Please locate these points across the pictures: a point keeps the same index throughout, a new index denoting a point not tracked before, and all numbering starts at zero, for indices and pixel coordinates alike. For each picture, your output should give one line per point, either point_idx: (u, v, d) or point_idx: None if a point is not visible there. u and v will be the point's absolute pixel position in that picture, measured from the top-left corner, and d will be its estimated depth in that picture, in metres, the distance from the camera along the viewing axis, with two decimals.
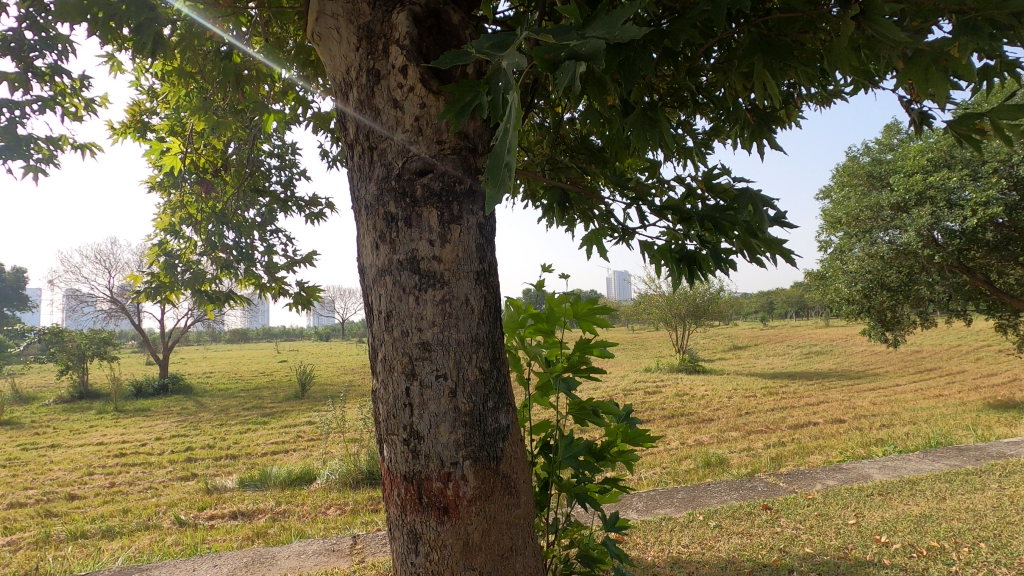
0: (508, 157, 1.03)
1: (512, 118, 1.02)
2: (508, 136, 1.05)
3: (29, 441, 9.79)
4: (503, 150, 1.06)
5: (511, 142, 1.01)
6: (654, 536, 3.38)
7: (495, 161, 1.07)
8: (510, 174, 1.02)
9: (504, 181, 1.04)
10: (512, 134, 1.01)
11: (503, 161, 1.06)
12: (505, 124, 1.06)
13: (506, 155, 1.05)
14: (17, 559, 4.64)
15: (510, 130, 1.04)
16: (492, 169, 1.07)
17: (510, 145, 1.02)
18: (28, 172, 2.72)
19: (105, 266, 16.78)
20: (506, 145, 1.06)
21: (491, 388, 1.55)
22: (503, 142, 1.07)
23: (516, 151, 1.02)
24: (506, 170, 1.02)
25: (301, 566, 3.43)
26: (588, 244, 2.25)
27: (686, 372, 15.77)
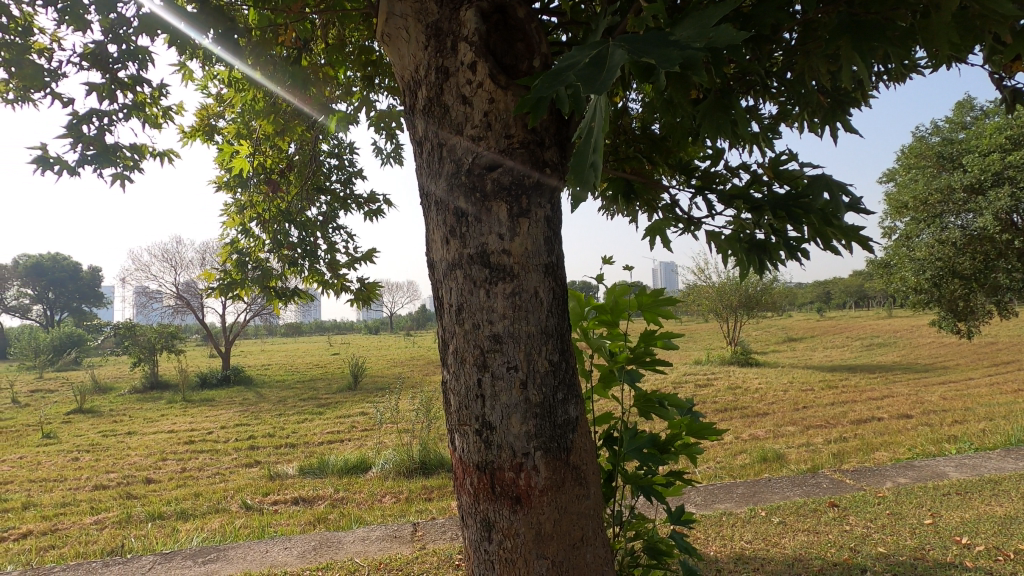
0: (594, 157, 1.10)
1: (600, 119, 1.07)
2: (594, 136, 1.11)
3: (108, 428, 10.50)
4: (588, 151, 1.13)
5: (598, 143, 1.07)
6: (714, 531, 3.33)
7: (580, 159, 1.13)
8: (594, 175, 1.08)
9: (588, 180, 1.11)
10: (600, 134, 1.06)
11: (587, 160, 1.13)
12: (591, 124, 1.12)
13: (591, 155, 1.11)
14: (103, 536, 5.01)
15: (596, 132, 1.10)
16: (576, 167, 1.13)
17: (596, 147, 1.08)
18: (116, 180, 2.92)
19: (172, 265, 17.75)
20: (590, 145, 1.13)
21: (560, 379, 1.56)
22: (588, 141, 1.14)
23: (601, 152, 1.08)
24: (592, 169, 1.09)
25: (365, 552, 3.56)
26: (650, 235, 2.21)
27: (739, 365, 15.36)
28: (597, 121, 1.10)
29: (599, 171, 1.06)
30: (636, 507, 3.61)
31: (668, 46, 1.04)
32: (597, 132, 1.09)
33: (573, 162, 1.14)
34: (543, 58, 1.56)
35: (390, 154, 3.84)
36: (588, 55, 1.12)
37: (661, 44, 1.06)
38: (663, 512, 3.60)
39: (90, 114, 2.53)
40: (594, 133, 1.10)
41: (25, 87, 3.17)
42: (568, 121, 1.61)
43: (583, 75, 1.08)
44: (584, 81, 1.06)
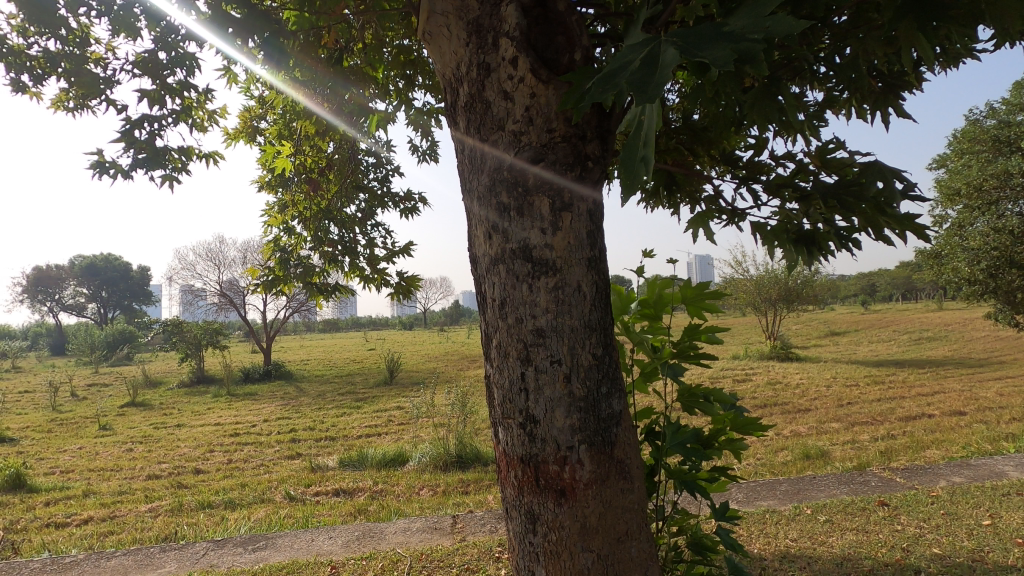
0: (644, 152, 1.11)
1: (652, 117, 1.08)
2: (643, 131, 1.13)
3: (159, 420, 10.98)
4: (638, 145, 1.14)
5: (650, 137, 1.08)
6: (758, 528, 3.27)
7: (628, 153, 1.15)
8: (645, 169, 1.10)
9: (637, 174, 1.12)
10: (652, 128, 1.08)
11: (636, 155, 1.14)
12: (641, 118, 1.13)
13: (641, 149, 1.13)
14: (158, 523, 5.26)
15: (647, 126, 1.12)
16: (626, 161, 1.15)
17: (648, 143, 1.09)
18: (165, 181, 3.04)
19: (215, 263, 18.38)
20: (639, 139, 1.14)
21: (604, 373, 1.56)
22: (638, 133, 1.15)
23: (653, 148, 1.09)
24: (642, 164, 1.10)
25: (407, 542, 3.63)
26: (693, 227, 2.17)
27: (778, 359, 14.98)
28: (647, 117, 1.12)
29: (650, 165, 1.08)
30: (679, 502, 3.59)
31: (721, 44, 1.03)
32: (648, 127, 1.11)
33: (621, 154, 1.16)
34: (584, 51, 1.56)
35: (427, 151, 3.88)
36: (638, 54, 1.10)
37: (716, 39, 1.05)
38: (708, 507, 3.57)
39: (142, 119, 2.64)
40: (644, 128, 1.12)
41: (82, 96, 3.34)
42: (609, 114, 1.60)
43: (634, 75, 1.07)
44: (636, 81, 1.06)
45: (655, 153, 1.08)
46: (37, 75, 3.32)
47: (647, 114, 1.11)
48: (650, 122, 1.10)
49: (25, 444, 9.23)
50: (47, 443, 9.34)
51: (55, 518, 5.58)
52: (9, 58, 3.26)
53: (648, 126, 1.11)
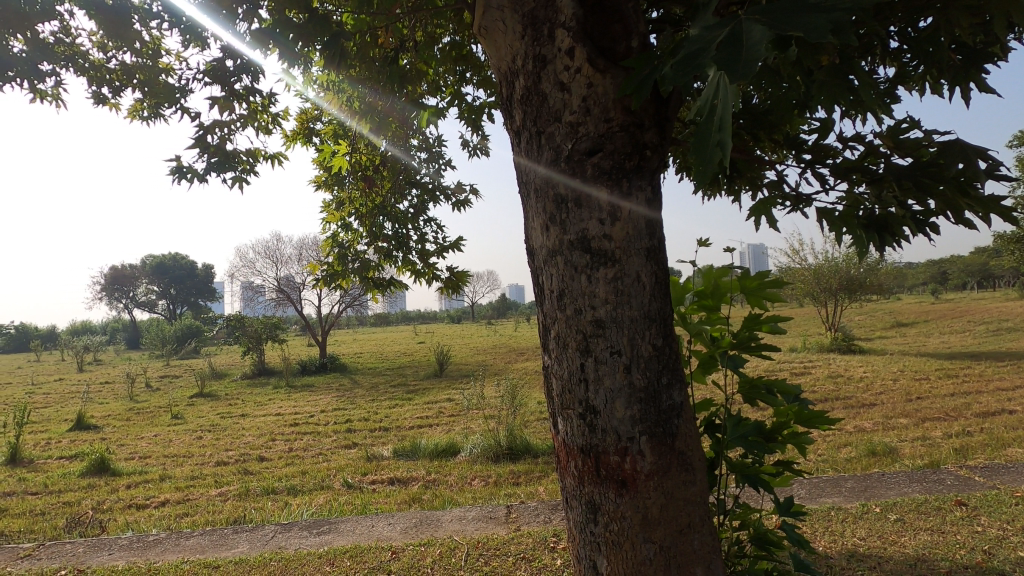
0: (720, 137, 1.11)
1: (727, 95, 1.09)
2: (716, 115, 1.13)
3: (225, 410, 11.61)
4: (713, 129, 1.14)
5: (726, 119, 1.08)
6: (823, 526, 3.15)
7: (703, 139, 1.16)
8: (722, 153, 1.10)
9: (713, 159, 1.13)
10: (728, 110, 1.08)
11: (710, 140, 1.15)
12: (714, 102, 1.15)
13: (716, 134, 1.13)
14: (227, 506, 5.59)
15: (722, 110, 1.12)
16: (697, 147, 1.17)
17: (723, 123, 1.09)
18: (236, 182, 3.20)
19: (273, 261, 19.17)
20: (714, 124, 1.15)
21: (664, 364, 1.55)
22: (710, 119, 1.16)
23: (728, 129, 1.10)
24: (718, 150, 1.11)
25: (463, 530, 3.71)
26: (754, 215, 2.10)
27: (840, 352, 14.32)
28: (720, 99, 1.12)
29: (726, 147, 1.08)
30: (739, 497, 3.53)
31: (810, 15, 1.08)
32: (722, 110, 1.11)
33: (696, 142, 1.17)
34: (641, 38, 1.55)
35: (477, 146, 3.92)
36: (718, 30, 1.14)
37: (804, 14, 1.10)
38: (770, 501, 3.49)
39: (213, 124, 2.80)
40: (718, 112, 1.12)
41: (155, 105, 3.55)
42: (667, 100, 1.57)
43: (716, 46, 1.11)
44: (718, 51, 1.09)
45: (731, 135, 1.08)
46: (116, 87, 3.56)
47: (721, 97, 1.11)
48: (725, 106, 1.09)
49: (108, 431, 9.96)
50: (126, 430, 10.04)
51: (137, 500, 6.00)
52: (91, 72, 3.50)
53: (723, 108, 1.11)
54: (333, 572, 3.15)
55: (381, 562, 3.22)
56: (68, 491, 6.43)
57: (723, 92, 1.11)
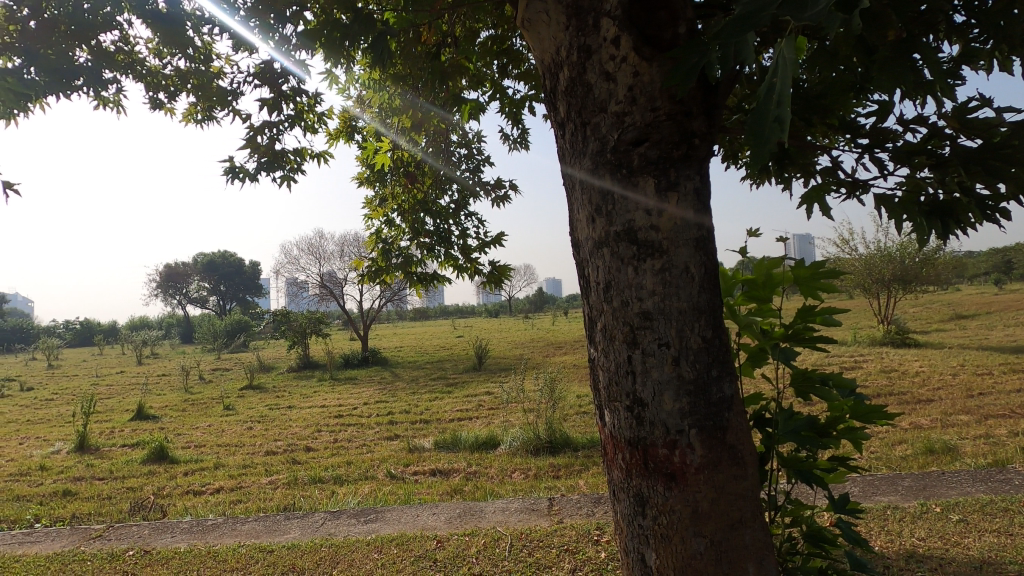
0: (779, 113, 1.16)
1: (787, 70, 1.13)
2: (775, 91, 1.17)
3: (273, 402, 12.04)
4: (771, 105, 1.19)
5: (785, 96, 1.13)
6: (879, 524, 3.04)
7: (760, 116, 1.20)
8: (781, 131, 1.15)
9: (772, 137, 1.18)
10: (787, 87, 1.12)
11: (768, 118, 1.19)
12: (773, 78, 1.18)
13: (774, 111, 1.17)
14: (278, 494, 5.81)
15: (780, 87, 1.16)
16: (754, 126, 1.21)
17: (782, 100, 1.14)
18: (284, 181, 3.31)
19: (316, 257, 19.70)
20: (772, 100, 1.19)
21: (714, 356, 1.53)
22: (768, 94, 1.20)
23: (787, 106, 1.14)
24: (777, 126, 1.15)
25: (507, 522, 3.75)
26: (806, 202, 2.03)
27: (893, 345, 13.71)
28: (779, 76, 1.16)
29: (785, 125, 1.13)
30: (791, 493, 3.47)
31: None
32: (781, 85, 1.15)
33: (753, 118, 1.21)
34: (688, 24, 1.50)
35: (517, 140, 3.92)
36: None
37: None
38: (825, 498, 3.43)
39: (263, 125, 2.89)
40: (777, 88, 1.17)
41: (207, 108, 3.70)
42: (716, 87, 1.53)
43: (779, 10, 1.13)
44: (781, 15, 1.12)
45: (790, 111, 1.12)
46: (171, 92, 3.72)
47: (781, 73, 1.15)
48: (784, 83, 1.14)
49: (165, 420, 10.48)
50: (182, 420, 10.53)
51: (194, 487, 6.30)
52: (147, 79, 3.66)
53: (782, 85, 1.15)
54: (381, 559, 3.23)
55: (427, 550, 3.29)
56: (131, 477, 6.81)
57: (784, 68, 1.14)
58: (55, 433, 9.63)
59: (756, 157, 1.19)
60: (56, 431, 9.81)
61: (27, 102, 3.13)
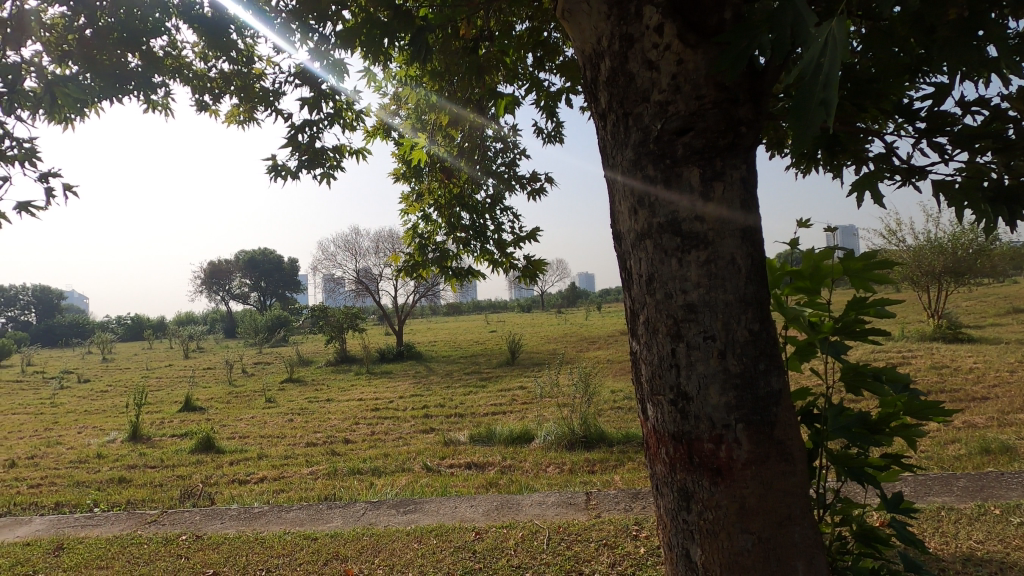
0: (825, 95, 1.13)
1: (838, 51, 1.11)
2: (822, 73, 1.15)
3: (313, 395, 12.37)
4: (816, 88, 1.17)
5: (833, 77, 1.11)
6: (934, 525, 2.93)
7: (804, 97, 1.18)
8: (826, 112, 1.12)
9: (815, 119, 1.15)
10: (835, 67, 1.10)
11: (812, 100, 1.17)
12: (821, 59, 1.16)
13: (820, 93, 1.15)
14: (318, 484, 5.98)
15: (827, 68, 1.14)
16: (795, 109, 1.19)
17: (831, 81, 1.12)
18: (324, 178, 3.38)
19: (352, 253, 20.07)
20: (817, 83, 1.17)
21: (762, 349, 1.49)
22: (813, 76, 1.18)
23: (836, 87, 1.12)
24: (822, 107, 1.13)
25: (544, 515, 3.76)
26: (857, 190, 1.96)
27: (944, 341, 13.11)
28: (828, 57, 1.14)
29: (832, 106, 1.10)
30: (842, 491, 3.40)
31: None
32: (829, 67, 1.13)
33: (797, 100, 1.19)
34: (735, 8, 1.47)
35: (552, 133, 3.91)
36: None
37: None
38: (878, 496, 3.35)
39: (304, 123, 2.96)
40: (824, 68, 1.14)
41: (250, 109, 3.81)
42: (763, 73, 1.50)
43: None
44: None
45: (837, 95, 1.10)
46: (216, 94, 3.85)
47: (832, 53, 1.13)
48: (834, 63, 1.12)
49: (212, 412, 10.89)
50: (227, 412, 10.92)
51: (239, 476, 6.54)
52: (194, 82, 3.80)
53: (829, 66, 1.13)
54: (421, 549, 3.29)
55: (465, 542, 3.33)
56: (181, 465, 7.10)
57: (834, 48, 1.12)
58: (110, 422, 10.12)
59: (797, 139, 1.17)
60: (112, 421, 10.32)
61: (83, 107, 3.29)
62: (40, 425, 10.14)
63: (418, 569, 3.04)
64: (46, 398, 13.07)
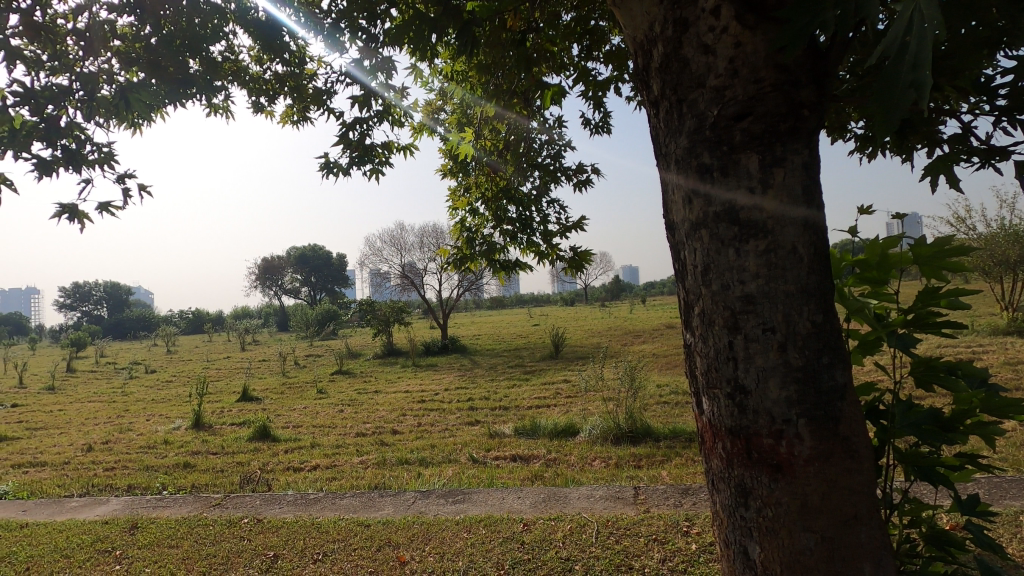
0: (916, 77, 1.13)
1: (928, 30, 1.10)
2: (910, 54, 1.15)
3: (361, 386, 12.73)
4: (903, 68, 1.16)
5: (926, 59, 1.10)
6: (1011, 531, 2.75)
7: (890, 80, 1.18)
8: (917, 94, 1.12)
9: (904, 100, 1.15)
10: (928, 48, 1.10)
11: (898, 82, 1.17)
12: (907, 38, 1.16)
13: (909, 74, 1.15)
14: (369, 473, 6.16)
15: (916, 48, 1.13)
16: (880, 91, 1.19)
17: (922, 61, 1.11)
18: (374, 174, 3.46)
19: (397, 248, 20.45)
20: (904, 62, 1.16)
21: (825, 342, 1.43)
22: (900, 55, 1.17)
23: (927, 67, 1.11)
24: (912, 89, 1.13)
25: (592, 508, 3.75)
26: (930, 174, 1.86)
27: (1020, 335, 12.23)
28: (917, 36, 1.13)
29: (924, 88, 1.10)
30: (911, 492, 3.24)
31: None
32: (919, 47, 1.12)
33: (882, 83, 1.19)
34: None
35: (598, 123, 3.86)
36: None
37: None
38: (950, 499, 3.17)
39: (356, 121, 3.03)
40: (913, 49, 1.14)
41: (302, 109, 3.94)
42: (827, 53, 1.44)
43: None
44: None
45: (930, 76, 1.10)
46: (270, 95, 3.99)
47: (921, 33, 1.12)
48: (925, 43, 1.11)
49: (267, 402, 11.37)
50: (281, 402, 11.36)
51: (293, 464, 6.80)
52: (250, 85, 3.94)
53: (920, 46, 1.12)
54: (470, 538, 3.34)
55: (514, 533, 3.36)
56: (240, 452, 7.45)
57: (925, 27, 1.11)
58: (175, 411, 10.70)
59: (883, 124, 1.18)
60: (176, 410, 10.92)
61: (151, 112, 3.47)
62: (112, 412, 10.82)
63: (468, 558, 3.09)
64: (117, 388, 13.94)
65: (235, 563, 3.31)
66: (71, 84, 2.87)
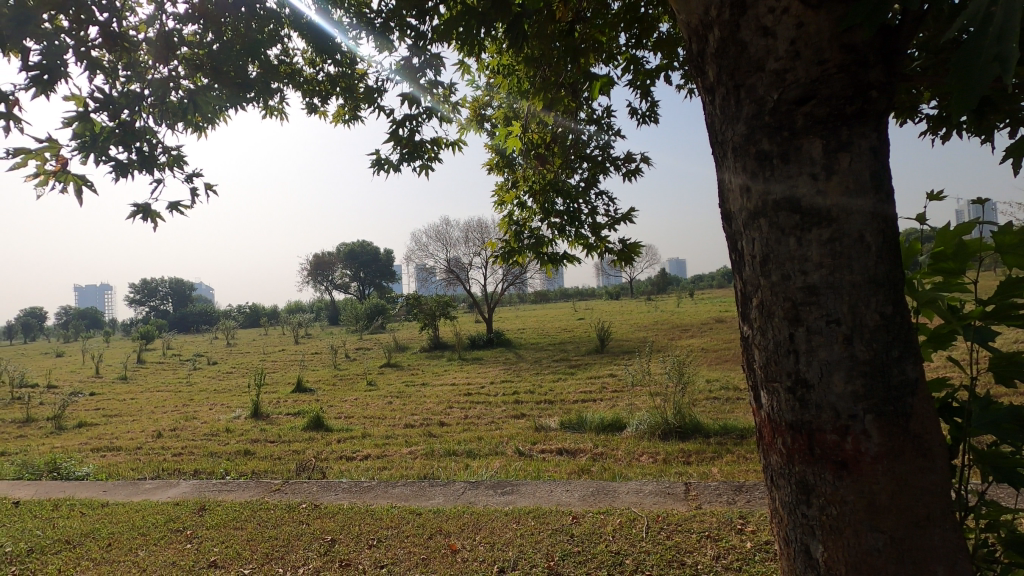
0: (999, 50, 1.07)
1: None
2: (994, 25, 1.09)
3: (409, 379, 13.01)
4: (987, 42, 1.10)
5: (1011, 32, 1.04)
6: None
7: (971, 55, 1.13)
8: (1001, 69, 1.07)
9: (987, 76, 1.10)
10: (1014, 20, 1.03)
11: (981, 55, 1.12)
12: (991, 8, 1.09)
13: (993, 47, 1.09)
14: (418, 463, 6.30)
15: (1000, 19, 1.07)
16: (959, 65, 1.14)
17: (1007, 33, 1.05)
18: (423, 170, 3.51)
19: (443, 243, 20.71)
20: (988, 34, 1.10)
21: (894, 335, 1.37)
22: (983, 25, 1.11)
23: (1013, 39, 1.05)
24: (996, 64, 1.07)
25: (641, 503, 3.72)
26: (1011, 155, 1.73)
27: None
28: (1002, 6, 1.06)
29: (1009, 63, 1.05)
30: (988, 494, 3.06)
31: None
32: (1003, 19, 1.06)
33: (962, 59, 1.14)
34: None
35: (647, 112, 3.79)
36: None
37: None
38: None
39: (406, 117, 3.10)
40: (998, 20, 1.07)
41: (354, 108, 4.05)
42: (899, 29, 1.37)
43: None
44: None
45: (1016, 49, 1.04)
46: (323, 95, 4.12)
47: (1006, 3, 1.05)
48: (1009, 14, 1.05)
49: (320, 393, 11.79)
50: (334, 393, 11.75)
51: (346, 453, 7.03)
52: (304, 86, 4.07)
53: (1005, 17, 1.06)
54: (520, 529, 3.37)
55: (563, 525, 3.37)
56: (296, 441, 7.76)
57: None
58: (236, 400, 11.25)
59: (963, 103, 1.13)
60: (236, 399, 11.47)
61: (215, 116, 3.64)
62: (178, 401, 11.47)
63: (518, 548, 3.12)
64: (183, 378, 14.76)
65: (295, 545, 3.46)
66: (144, 91, 3.05)
